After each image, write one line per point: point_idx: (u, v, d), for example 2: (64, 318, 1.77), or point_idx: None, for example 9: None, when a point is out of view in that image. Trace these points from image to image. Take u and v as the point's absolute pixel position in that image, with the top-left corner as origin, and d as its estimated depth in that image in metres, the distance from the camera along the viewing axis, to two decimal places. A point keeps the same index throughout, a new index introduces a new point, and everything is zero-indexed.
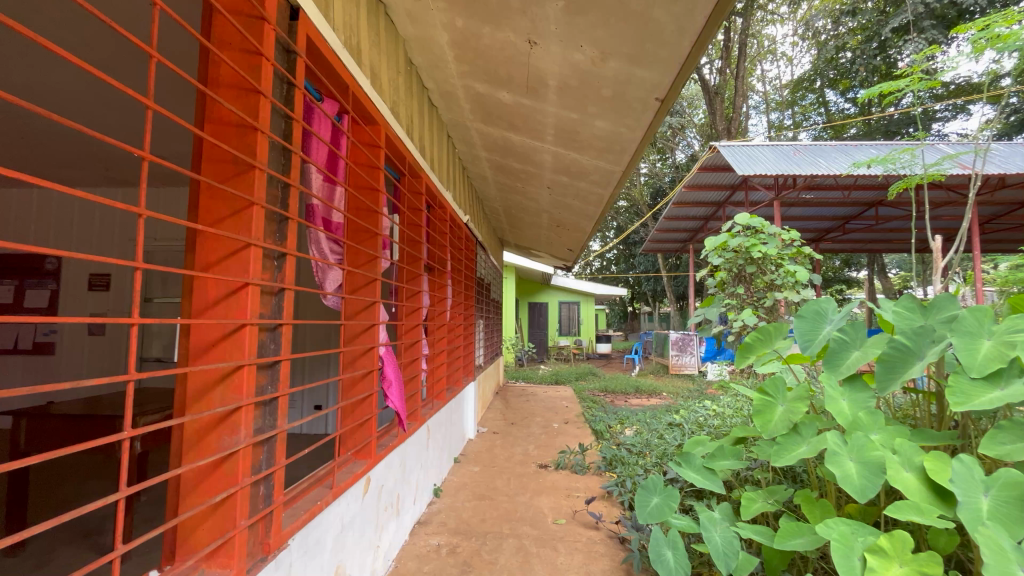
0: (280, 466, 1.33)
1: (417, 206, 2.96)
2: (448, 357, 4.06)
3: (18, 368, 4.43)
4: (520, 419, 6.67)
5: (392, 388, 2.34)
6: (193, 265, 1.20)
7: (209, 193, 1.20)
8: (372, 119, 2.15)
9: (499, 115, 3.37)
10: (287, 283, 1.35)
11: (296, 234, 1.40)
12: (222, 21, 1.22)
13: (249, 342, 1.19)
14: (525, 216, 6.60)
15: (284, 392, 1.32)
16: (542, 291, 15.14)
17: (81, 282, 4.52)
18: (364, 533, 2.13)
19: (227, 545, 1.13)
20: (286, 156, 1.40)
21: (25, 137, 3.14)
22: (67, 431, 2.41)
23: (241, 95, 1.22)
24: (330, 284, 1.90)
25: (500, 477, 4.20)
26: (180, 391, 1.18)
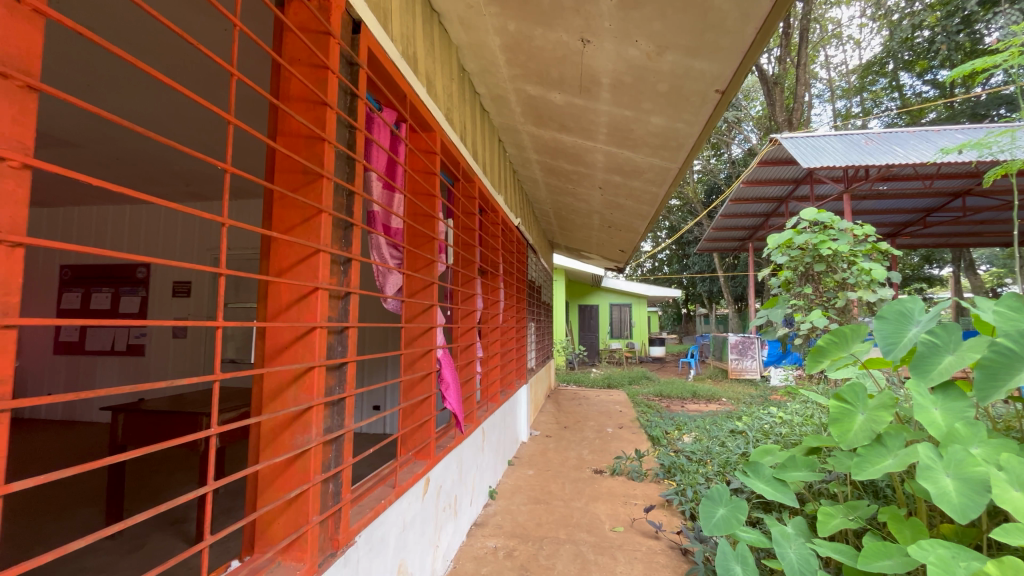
0: (348, 465, 1.38)
1: (472, 210, 2.99)
2: (501, 360, 4.08)
3: (116, 368, 5.02)
4: (573, 423, 6.59)
5: (449, 390, 2.37)
6: (268, 271, 1.27)
7: (282, 202, 1.26)
8: (428, 126, 2.19)
9: (551, 117, 3.35)
10: (353, 287, 1.40)
11: (360, 240, 1.45)
12: (292, 38, 1.28)
13: (319, 344, 1.24)
14: (575, 218, 6.53)
15: (351, 393, 1.37)
16: (593, 293, 14.93)
17: (166, 289, 4.96)
18: (425, 533, 2.16)
19: (301, 540, 1.17)
20: (350, 165, 1.45)
21: (121, 156, 3.48)
22: (154, 426, 2.63)
23: (309, 108, 1.27)
24: (390, 288, 1.95)
25: (554, 481, 4.16)
26: (257, 390, 1.24)
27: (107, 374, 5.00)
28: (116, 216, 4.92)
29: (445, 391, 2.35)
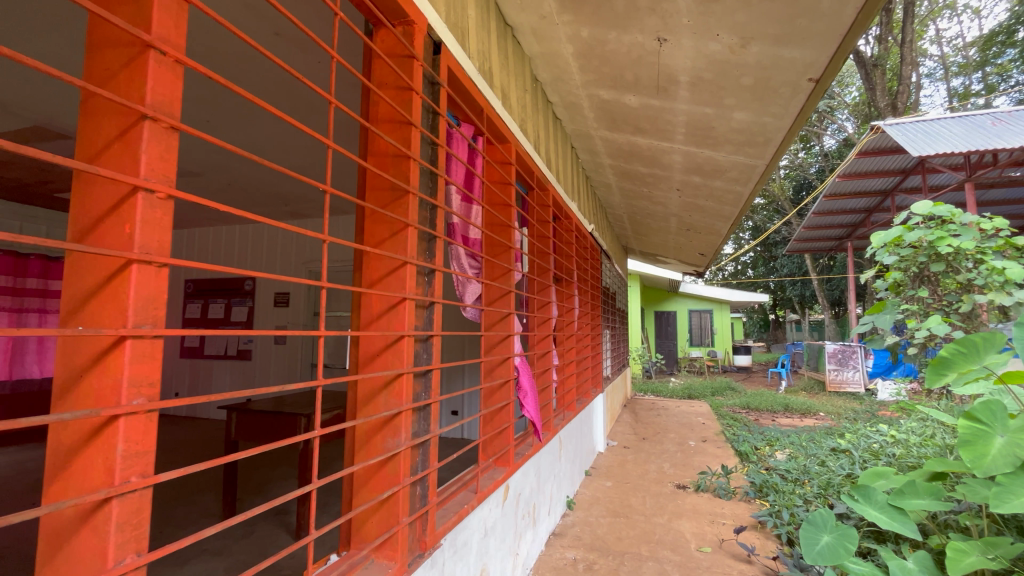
0: (433, 469, 1.43)
1: (546, 218, 3.00)
2: (577, 368, 4.03)
3: (229, 370, 5.63)
4: (652, 434, 6.34)
5: (527, 398, 2.38)
6: (361, 283, 1.35)
7: (373, 217, 1.34)
8: (503, 138, 2.24)
9: (625, 120, 3.27)
10: (436, 297, 1.46)
11: (443, 251, 1.51)
12: (380, 63, 1.36)
13: (407, 352, 1.30)
14: (651, 222, 6.32)
15: (435, 399, 1.42)
16: (669, 299, 14.35)
17: (269, 299, 5.49)
18: (505, 539, 2.18)
19: (392, 540, 1.23)
20: (433, 180, 1.51)
21: (232, 181, 3.91)
22: (260, 425, 2.90)
23: (395, 127, 1.34)
24: (469, 297, 2.01)
25: (634, 494, 4.01)
26: (352, 395, 1.32)
27: (222, 376, 5.63)
28: (226, 235, 5.57)
29: (523, 398, 2.37)
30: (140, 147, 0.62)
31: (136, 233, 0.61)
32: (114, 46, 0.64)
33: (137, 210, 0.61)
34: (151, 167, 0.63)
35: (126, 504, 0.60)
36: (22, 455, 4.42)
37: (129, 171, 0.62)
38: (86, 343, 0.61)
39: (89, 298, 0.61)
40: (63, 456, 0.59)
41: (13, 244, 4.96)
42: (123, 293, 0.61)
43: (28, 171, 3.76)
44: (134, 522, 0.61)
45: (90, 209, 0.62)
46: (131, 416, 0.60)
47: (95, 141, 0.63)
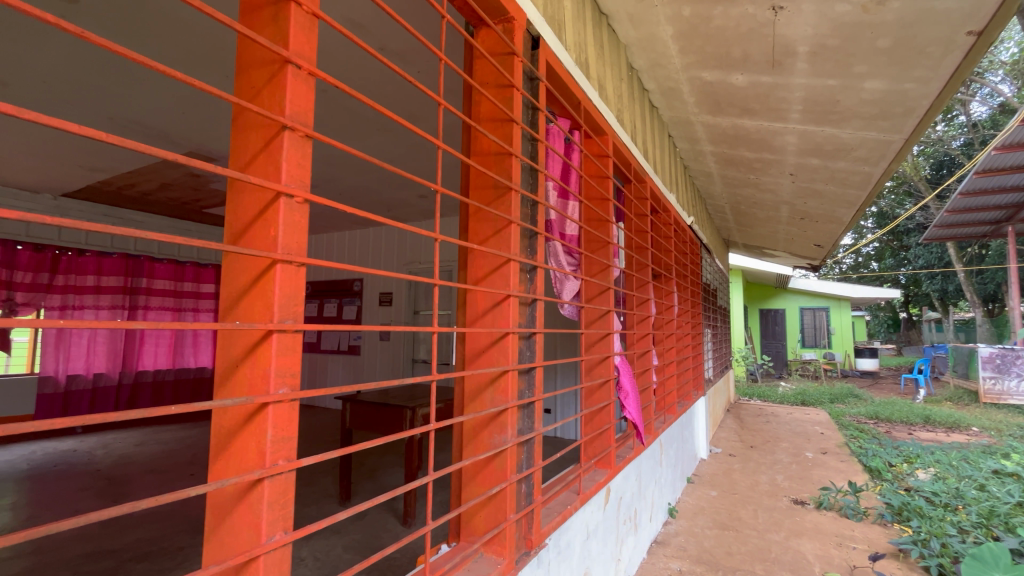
0: (538, 467, 1.41)
1: (644, 211, 2.86)
2: (677, 368, 3.82)
3: (341, 364, 6.16)
4: (762, 443, 5.83)
5: (628, 399, 2.29)
6: (466, 280, 1.38)
7: (477, 215, 1.36)
8: (601, 130, 2.16)
9: (731, 102, 3.01)
10: (539, 294, 1.44)
11: (544, 247, 1.49)
12: (482, 62, 1.37)
13: (511, 349, 1.30)
14: (758, 212, 5.80)
15: (540, 396, 1.40)
16: (777, 296, 13.15)
17: (374, 299, 5.91)
18: (607, 543, 2.12)
19: (501, 536, 1.24)
20: (533, 176, 1.50)
21: (342, 188, 4.26)
22: (371, 415, 3.11)
23: (498, 126, 1.35)
24: (567, 294, 1.99)
25: (742, 506, 3.71)
26: (459, 390, 1.35)
27: (336, 369, 6.18)
28: (349, 241, 6.27)
29: (624, 399, 2.28)
30: (281, 155, 0.67)
31: (279, 235, 0.66)
32: (258, 65, 0.70)
33: (280, 214, 0.66)
34: (291, 173, 0.68)
35: (275, 485, 0.65)
36: (184, 431, 5.23)
37: (273, 178, 0.67)
38: (239, 336, 0.67)
39: (242, 296, 0.67)
40: (224, 438, 0.66)
41: (177, 253, 5.92)
42: (268, 291, 0.66)
43: (185, 190, 4.43)
44: (282, 502, 0.66)
45: (242, 215, 0.69)
46: (278, 404, 0.65)
47: (244, 152, 0.70)
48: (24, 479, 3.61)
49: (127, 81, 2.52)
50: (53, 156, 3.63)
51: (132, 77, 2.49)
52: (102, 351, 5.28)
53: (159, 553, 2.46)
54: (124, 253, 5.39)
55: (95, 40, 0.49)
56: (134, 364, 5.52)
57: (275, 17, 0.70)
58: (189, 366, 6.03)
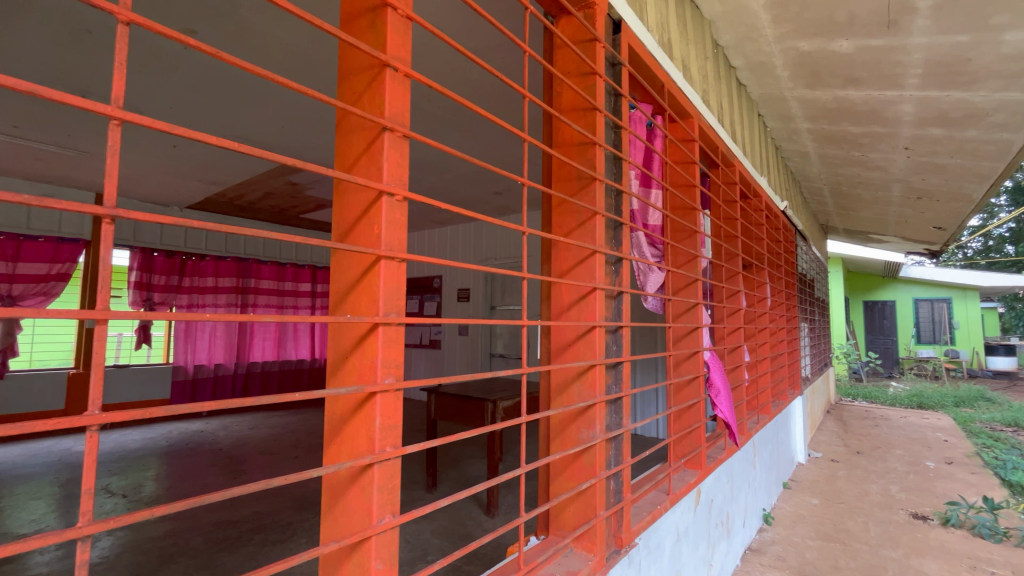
0: (627, 464, 1.37)
1: (734, 197, 2.68)
2: (771, 365, 3.55)
3: (423, 357, 6.45)
4: (871, 448, 5.26)
5: (720, 396, 2.16)
6: (550, 274, 1.37)
7: (561, 207, 1.34)
8: (686, 113, 2.05)
9: (833, 72, 2.72)
10: (625, 286, 1.40)
11: (629, 238, 1.44)
12: (564, 51, 1.35)
13: (598, 343, 1.27)
14: (863, 193, 5.22)
15: (628, 392, 1.36)
16: (886, 286, 11.78)
17: (453, 295, 6.11)
18: (698, 547, 2.02)
19: (591, 532, 1.22)
20: (617, 165, 1.45)
21: (422, 188, 4.44)
22: (453, 407, 3.23)
23: (580, 115, 1.32)
24: (651, 286, 1.93)
25: (848, 517, 3.38)
26: (546, 383, 1.35)
27: (419, 362, 6.48)
28: (429, 240, 6.54)
29: (715, 397, 2.15)
30: (382, 155, 0.70)
31: (382, 232, 0.69)
32: (358, 71, 0.73)
33: (382, 212, 0.69)
34: (391, 172, 0.71)
35: (383, 470, 0.68)
36: (289, 417, 5.76)
37: (375, 178, 0.71)
38: (349, 328, 0.71)
39: (350, 291, 0.72)
40: (337, 423, 0.71)
41: (278, 255, 6.51)
42: (374, 285, 0.69)
43: (284, 198, 4.86)
44: (389, 487, 0.69)
45: (348, 214, 0.73)
46: (385, 393, 0.69)
47: (349, 154, 0.73)
48: (163, 454, 4.18)
49: (236, 97, 2.80)
50: (179, 171, 4.15)
51: (240, 94, 2.77)
52: (220, 344, 5.93)
53: (271, 525, 2.74)
54: (236, 256, 6.03)
55: (227, 59, 0.55)
56: (246, 356, 6.18)
57: (373, 23, 0.73)
58: (292, 357, 6.65)
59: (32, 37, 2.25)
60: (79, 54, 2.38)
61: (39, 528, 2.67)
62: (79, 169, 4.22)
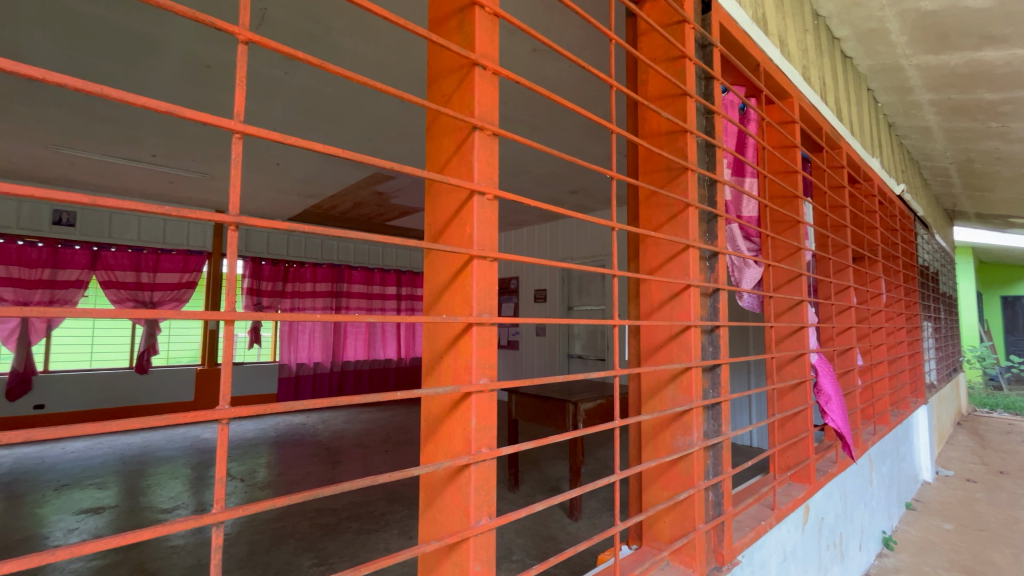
0: (728, 475, 1.27)
1: (841, 181, 2.40)
2: (889, 369, 3.16)
3: (502, 357, 6.54)
4: (1018, 468, 4.50)
5: (831, 404, 1.94)
6: (638, 271, 1.30)
7: (649, 200, 1.27)
8: (785, 92, 1.88)
9: (965, 32, 2.36)
10: (722, 283, 1.30)
11: (725, 231, 1.34)
12: (650, 36, 1.28)
13: (694, 344, 1.19)
14: (1004, 170, 4.47)
15: (727, 397, 1.26)
16: None
17: (530, 296, 6.13)
18: (808, 569, 1.82)
19: (689, 545, 1.14)
20: (710, 153, 1.35)
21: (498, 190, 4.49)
22: (533, 407, 3.22)
23: (669, 102, 1.25)
24: (747, 283, 1.80)
25: (992, 547, 2.91)
26: (635, 385, 1.29)
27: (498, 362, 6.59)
28: (506, 242, 6.63)
29: (826, 405, 1.93)
30: (472, 155, 0.70)
31: (475, 233, 0.69)
32: (448, 73, 0.74)
33: (474, 212, 0.69)
34: (482, 171, 0.70)
35: (480, 471, 0.68)
36: (379, 413, 6.11)
37: (466, 178, 0.71)
38: (443, 329, 0.71)
39: (444, 291, 0.72)
40: (434, 423, 0.72)
41: (367, 261, 6.96)
42: (467, 286, 0.69)
43: (371, 206, 5.16)
44: (485, 489, 0.69)
45: (440, 215, 0.73)
46: (480, 393, 0.68)
47: (440, 155, 0.74)
48: (273, 443, 4.60)
49: (329, 115, 3.02)
50: (281, 186, 4.55)
51: (333, 112, 2.98)
52: (319, 343, 6.46)
53: (366, 515, 2.91)
54: (330, 263, 6.54)
55: (332, 69, 0.56)
56: (340, 355, 6.69)
57: (461, 25, 0.73)
58: (380, 357, 7.08)
59: (164, 77, 2.58)
60: (200, 88, 2.69)
61: (176, 506, 3.04)
62: (201, 189, 4.78)
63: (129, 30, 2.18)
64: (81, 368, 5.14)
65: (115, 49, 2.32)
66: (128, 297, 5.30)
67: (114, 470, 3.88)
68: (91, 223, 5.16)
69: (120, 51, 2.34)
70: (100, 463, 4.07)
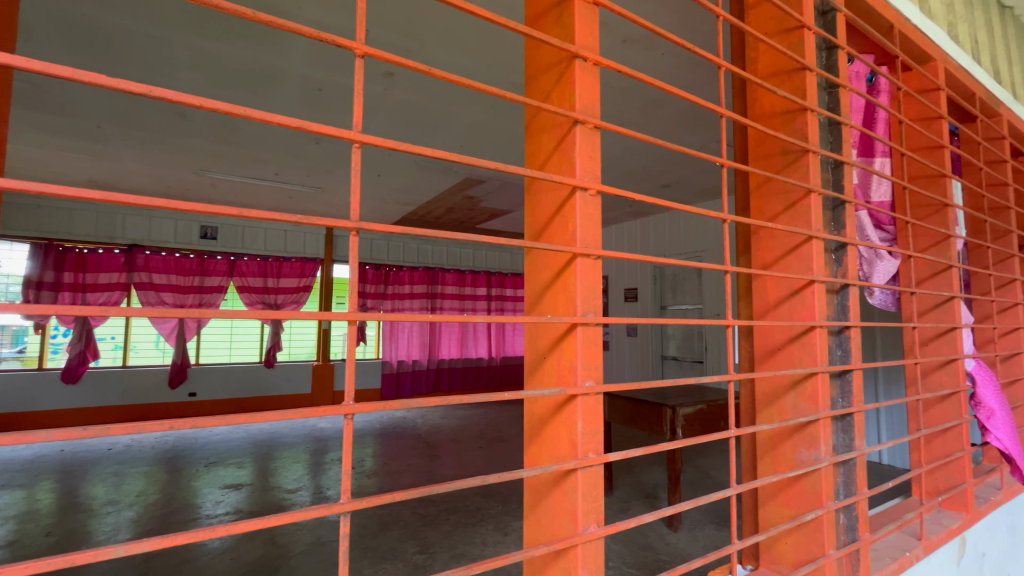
0: (864, 496, 1.11)
1: (1001, 156, 2.03)
2: None
3: None
4: None
5: (995, 419, 1.63)
6: (750, 266, 1.19)
7: (762, 187, 1.16)
8: (926, 56, 1.62)
9: None
10: (852, 278, 1.15)
11: (854, 219, 1.18)
12: (760, 8, 1.17)
13: (821, 347, 1.06)
14: None
15: (862, 408, 1.11)
16: None
17: (621, 295, 5.95)
18: None
19: (818, 572, 1.02)
20: (833, 132, 1.20)
21: None
22: (626, 410, 3.12)
23: (784, 79, 1.13)
24: (880, 278, 1.57)
25: None
26: (749, 391, 1.18)
27: None
28: None
29: (988, 421, 1.63)
30: (574, 151, 0.68)
31: (577, 230, 0.67)
32: (547, 68, 0.72)
33: (576, 208, 0.67)
34: (584, 167, 0.68)
35: (587, 477, 0.65)
36: (472, 410, 6.31)
37: (568, 175, 0.69)
38: (546, 330, 0.70)
39: (546, 290, 0.71)
40: (537, 424, 0.71)
41: (459, 263, 7.24)
42: (571, 286, 0.67)
43: (462, 210, 5.35)
44: (593, 495, 0.66)
45: (542, 214, 0.72)
46: (586, 396, 0.66)
47: (540, 153, 0.73)
48: (378, 434, 4.95)
49: (425, 125, 3.17)
50: (382, 195, 4.88)
51: (428, 123, 3.13)
52: (416, 342, 6.85)
53: (463, 509, 3.01)
54: (425, 266, 6.91)
55: (439, 74, 0.57)
56: (436, 353, 7.03)
57: (559, 18, 0.71)
58: (472, 356, 7.33)
59: (284, 103, 2.88)
60: (314, 110, 2.96)
61: (299, 488, 3.38)
62: (314, 202, 5.27)
63: (256, 63, 2.46)
64: (223, 361, 5.93)
65: (247, 82, 2.64)
66: (258, 300, 6.01)
67: (249, 451, 4.43)
68: (229, 235, 5.92)
69: (250, 83, 2.65)
70: (238, 445, 4.66)
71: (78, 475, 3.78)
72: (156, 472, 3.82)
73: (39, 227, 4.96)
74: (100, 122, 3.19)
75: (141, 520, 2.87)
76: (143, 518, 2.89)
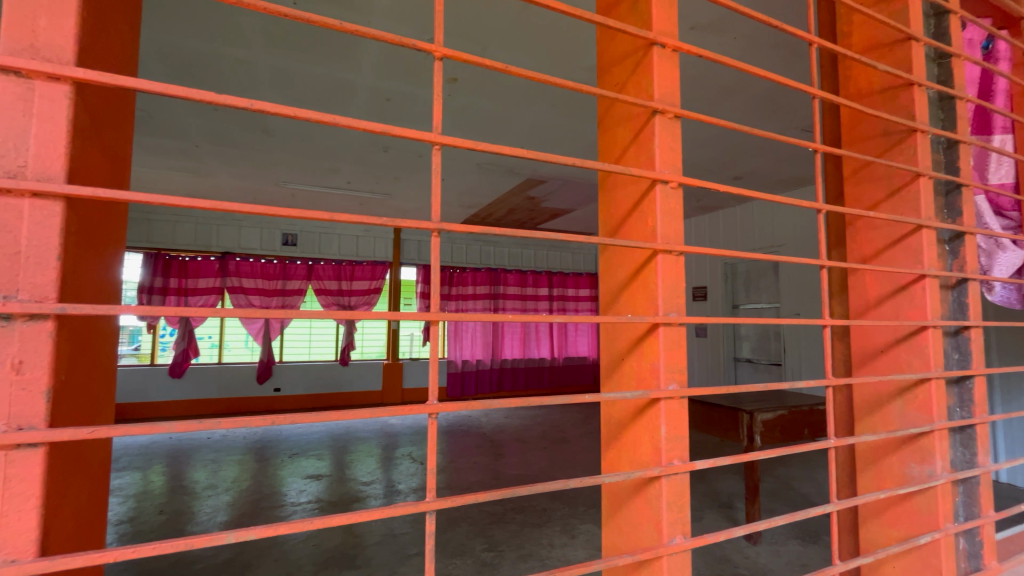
0: (989, 520, 0.98)
1: None
2: None
3: None
4: None
5: None
6: (845, 260, 1.09)
7: (858, 173, 1.05)
8: None
9: None
10: (971, 272, 1.01)
11: (973, 205, 1.04)
12: None
13: (934, 350, 0.94)
14: None
15: (986, 419, 0.98)
16: None
17: (688, 294, 5.70)
18: None
19: None
20: (944, 108, 1.07)
21: None
22: (698, 414, 2.98)
23: (885, 52, 1.02)
24: (1001, 271, 1.39)
25: None
26: (845, 397, 1.08)
27: None
28: None
29: None
30: (652, 142, 0.65)
31: (658, 225, 0.63)
32: (622, 58, 0.70)
33: (657, 202, 0.64)
34: (664, 159, 0.64)
35: (672, 485, 0.62)
36: (535, 410, 6.32)
37: (646, 168, 0.66)
38: (625, 329, 0.67)
39: (624, 289, 0.68)
40: (616, 427, 0.69)
41: (521, 263, 7.29)
42: (651, 284, 0.64)
43: (524, 211, 5.37)
44: (679, 504, 0.63)
45: (618, 210, 0.70)
46: (669, 400, 0.63)
47: (615, 148, 0.70)
48: (445, 432, 5.08)
49: (488, 128, 3.21)
50: (446, 199, 5.01)
51: (490, 125, 3.17)
52: (480, 342, 6.97)
53: (529, 509, 3.01)
54: (488, 267, 7.02)
55: (516, 71, 0.56)
56: (499, 353, 7.12)
57: (635, 4, 0.68)
58: (535, 356, 7.35)
59: (356, 114, 3.03)
60: (382, 119, 3.09)
61: (373, 480, 3.54)
62: (383, 207, 5.51)
63: (331, 78, 2.60)
64: (303, 359, 6.36)
65: (323, 96, 2.80)
66: (333, 302, 6.38)
67: (327, 444, 4.70)
68: (308, 240, 6.36)
69: (325, 97, 2.81)
70: (317, 439, 4.96)
71: (183, 460, 4.19)
72: (247, 461, 4.16)
73: (150, 238, 5.56)
74: (198, 142, 3.53)
75: (236, 504, 3.13)
76: (238, 502, 3.15)
